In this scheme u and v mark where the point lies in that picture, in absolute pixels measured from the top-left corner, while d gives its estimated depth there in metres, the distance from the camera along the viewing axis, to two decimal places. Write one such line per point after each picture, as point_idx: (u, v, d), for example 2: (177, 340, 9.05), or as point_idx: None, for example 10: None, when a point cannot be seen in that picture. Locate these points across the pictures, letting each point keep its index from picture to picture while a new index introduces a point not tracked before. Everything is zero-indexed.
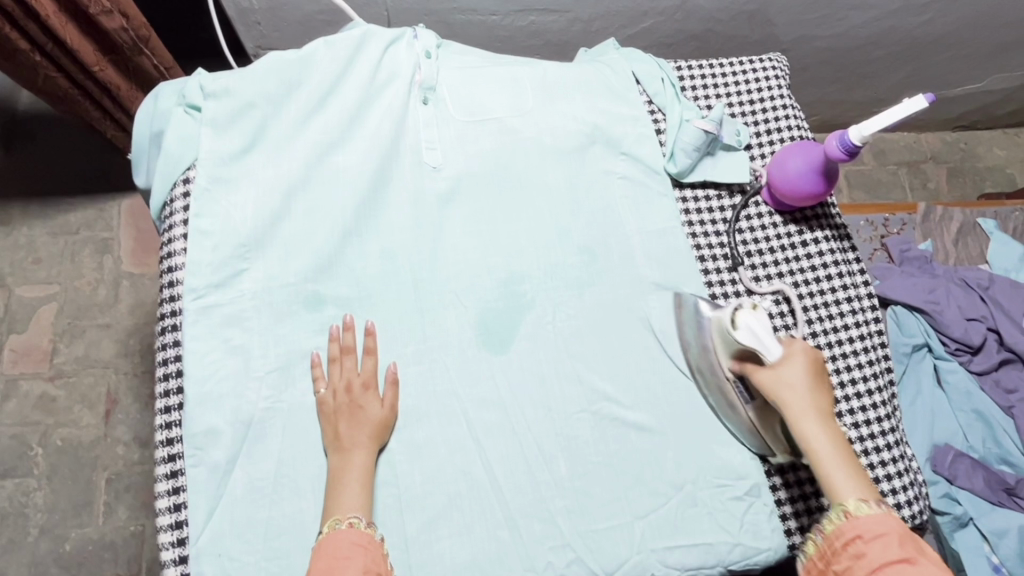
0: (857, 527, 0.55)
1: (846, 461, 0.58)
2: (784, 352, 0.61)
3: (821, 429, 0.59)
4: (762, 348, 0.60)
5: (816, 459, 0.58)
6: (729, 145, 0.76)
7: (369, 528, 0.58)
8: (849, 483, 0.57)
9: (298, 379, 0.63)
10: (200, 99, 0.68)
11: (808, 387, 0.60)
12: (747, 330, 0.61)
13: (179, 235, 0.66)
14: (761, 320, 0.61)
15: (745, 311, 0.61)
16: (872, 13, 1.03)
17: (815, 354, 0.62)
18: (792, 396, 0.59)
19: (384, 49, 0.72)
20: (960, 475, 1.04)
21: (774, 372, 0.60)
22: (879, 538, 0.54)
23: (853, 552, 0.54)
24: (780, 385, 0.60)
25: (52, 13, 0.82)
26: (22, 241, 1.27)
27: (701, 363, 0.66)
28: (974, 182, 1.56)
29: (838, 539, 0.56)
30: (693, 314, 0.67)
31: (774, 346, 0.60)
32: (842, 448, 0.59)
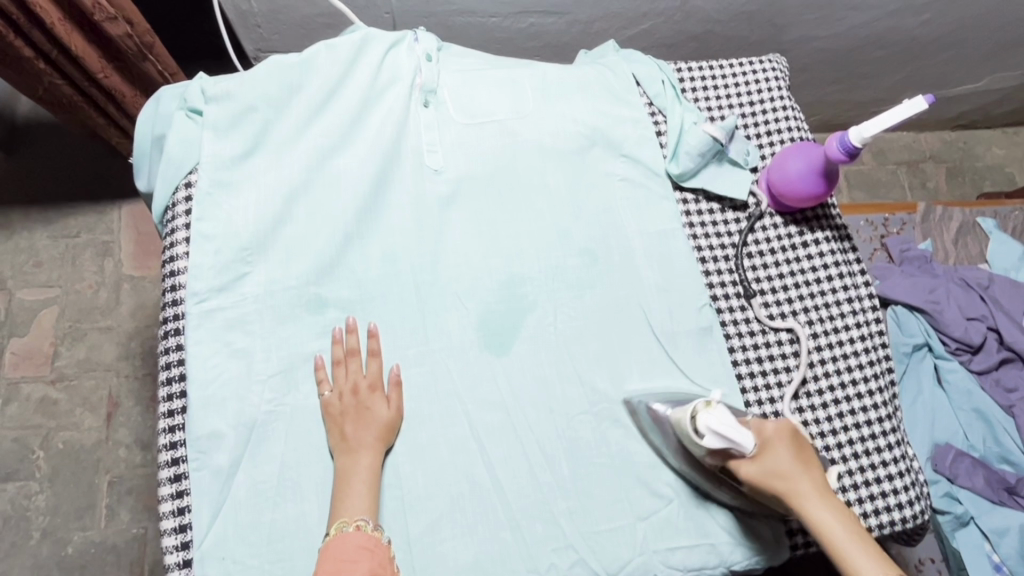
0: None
1: (859, 536, 0.54)
2: (758, 438, 0.59)
3: (824, 508, 0.56)
4: (735, 444, 0.58)
5: (828, 541, 0.55)
6: (735, 160, 0.76)
7: (376, 531, 0.58)
8: (867, 559, 0.52)
9: (301, 381, 0.64)
10: (201, 103, 0.68)
11: (793, 469, 0.58)
12: (711, 431, 0.58)
13: (181, 239, 0.66)
14: (722, 417, 0.58)
15: (702, 411, 0.59)
16: (870, 14, 1.03)
17: (789, 430, 0.60)
18: (784, 478, 0.57)
19: (385, 53, 0.73)
20: (961, 474, 1.04)
21: (759, 463, 0.58)
22: None
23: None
24: (767, 475, 0.58)
25: (57, 20, 0.82)
26: (23, 245, 1.27)
27: (684, 464, 0.63)
28: (973, 181, 1.57)
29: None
30: (653, 421, 0.64)
31: (744, 436, 0.58)
32: (852, 522, 0.55)
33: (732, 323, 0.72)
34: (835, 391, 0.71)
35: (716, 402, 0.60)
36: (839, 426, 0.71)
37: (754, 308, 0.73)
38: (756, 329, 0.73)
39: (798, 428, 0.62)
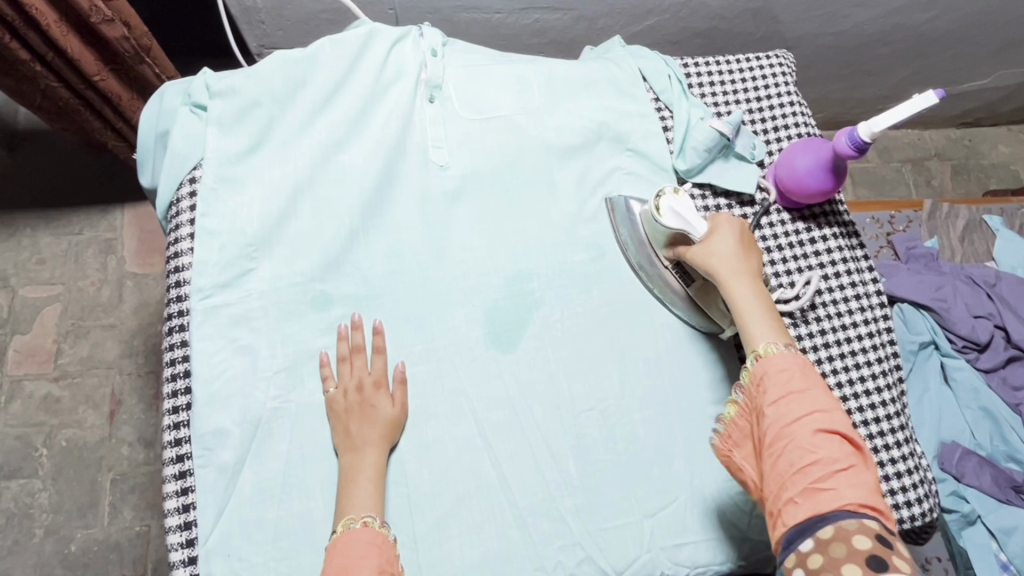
0: (766, 367, 0.56)
1: (769, 313, 0.60)
2: (711, 226, 0.64)
3: (749, 287, 0.61)
4: (686, 226, 0.64)
5: (740, 314, 0.60)
6: (742, 155, 0.75)
7: (383, 528, 0.57)
8: (767, 330, 0.59)
9: (306, 377, 0.63)
10: (205, 98, 0.67)
11: (734, 252, 0.62)
12: (671, 212, 0.64)
13: (186, 235, 0.65)
14: (684, 204, 0.65)
15: (667, 195, 0.65)
16: (877, 11, 1.03)
17: (741, 225, 0.64)
18: (720, 260, 0.62)
19: (390, 48, 0.72)
20: (967, 473, 1.03)
21: (706, 246, 0.63)
22: (783, 374, 0.56)
23: (760, 392, 0.56)
24: (709, 256, 0.62)
25: (53, 22, 0.81)
26: (26, 242, 1.26)
27: (641, 256, 0.69)
28: (978, 179, 1.56)
29: (752, 384, 0.57)
30: (626, 216, 0.70)
31: (699, 224, 0.64)
32: (767, 304, 0.60)
33: None
34: (843, 388, 0.71)
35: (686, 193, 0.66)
36: None
37: None
38: None
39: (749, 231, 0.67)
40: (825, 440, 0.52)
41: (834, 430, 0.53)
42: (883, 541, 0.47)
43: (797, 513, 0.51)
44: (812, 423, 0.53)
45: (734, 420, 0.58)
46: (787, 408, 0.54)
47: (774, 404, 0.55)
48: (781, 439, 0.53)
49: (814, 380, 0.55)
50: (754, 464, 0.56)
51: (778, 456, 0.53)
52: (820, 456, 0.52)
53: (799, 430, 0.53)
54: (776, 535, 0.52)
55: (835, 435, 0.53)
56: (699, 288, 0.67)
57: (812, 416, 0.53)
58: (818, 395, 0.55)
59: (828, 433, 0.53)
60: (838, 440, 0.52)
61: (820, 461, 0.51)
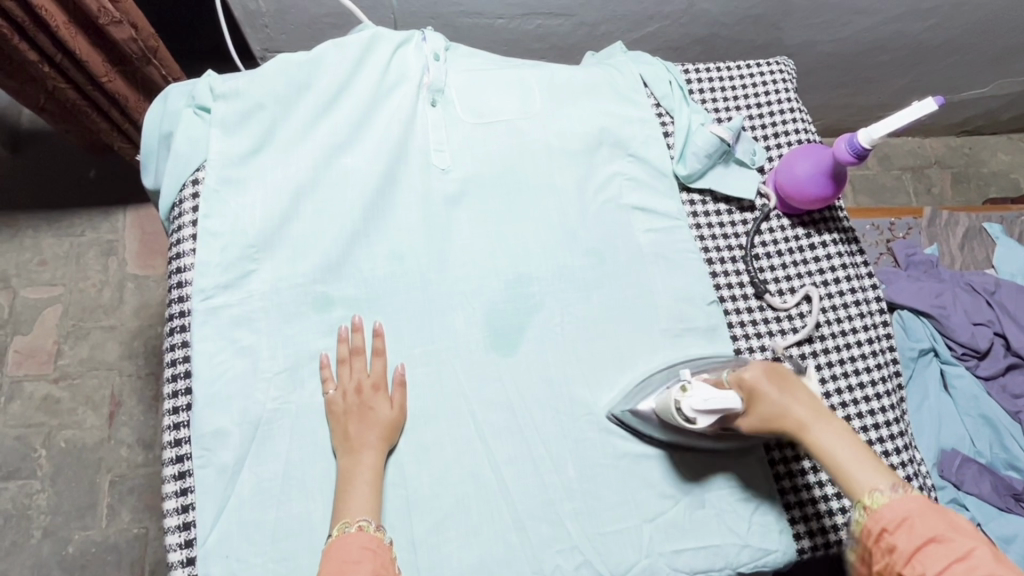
0: (880, 520, 0.49)
1: (856, 453, 0.53)
2: (743, 391, 0.58)
3: (820, 434, 0.54)
4: (723, 412, 0.58)
5: (835, 466, 0.53)
6: (742, 161, 0.76)
7: (379, 532, 0.57)
8: (866, 477, 0.51)
9: (307, 379, 0.63)
10: (209, 100, 0.68)
11: (784, 406, 0.56)
12: (698, 410, 0.58)
13: (188, 236, 0.66)
14: (702, 393, 0.58)
15: (682, 397, 0.59)
16: (877, 18, 1.03)
17: (772, 368, 0.58)
18: (782, 416, 0.56)
19: (393, 52, 0.73)
20: (967, 480, 1.03)
21: (754, 415, 0.57)
22: (902, 524, 0.48)
23: (884, 550, 0.48)
24: (765, 423, 0.57)
25: (62, 24, 0.82)
26: (27, 243, 1.27)
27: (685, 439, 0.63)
28: (978, 187, 1.56)
29: (868, 539, 0.49)
30: (640, 420, 0.64)
31: (728, 400, 0.57)
32: (855, 438, 0.54)
33: (739, 325, 0.72)
34: (843, 395, 0.71)
35: (688, 385, 0.59)
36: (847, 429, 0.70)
37: (761, 311, 0.73)
38: (762, 332, 0.72)
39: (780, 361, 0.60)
40: None
41: None
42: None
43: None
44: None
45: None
46: (921, 564, 0.46)
47: (904, 561, 0.46)
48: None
49: (943, 522, 0.47)
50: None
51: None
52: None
53: None
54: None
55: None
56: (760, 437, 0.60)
57: (951, 569, 0.44)
58: (955, 539, 0.46)
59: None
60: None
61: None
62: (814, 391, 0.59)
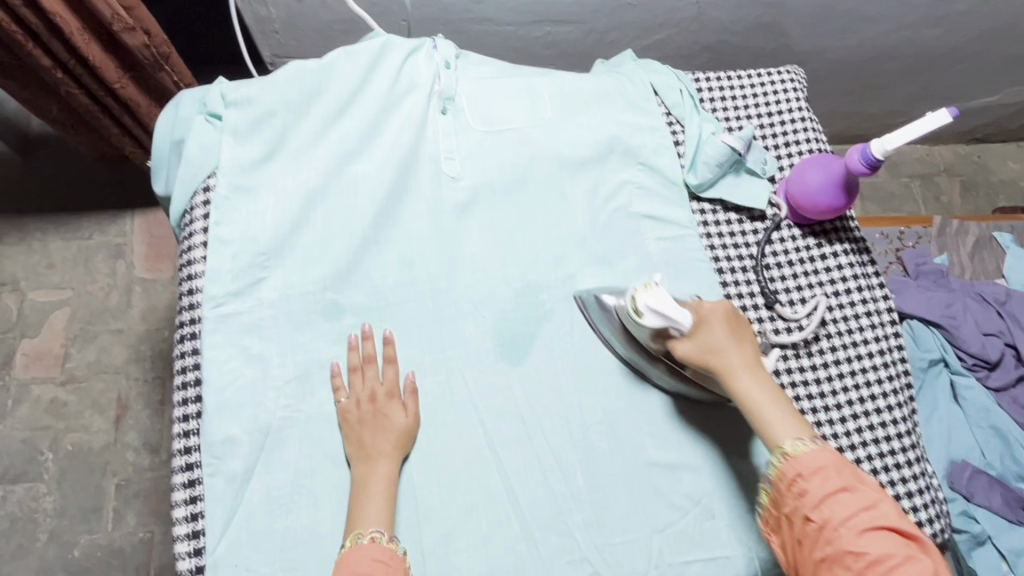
0: (796, 466, 0.55)
1: (779, 403, 0.58)
2: (697, 318, 0.61)
3: (752, 378, 0.59)
4: (671, 322, 0.60)
5: (751, 409, 0.58)
6: (753, 170, 0.76)
7: (391, 543, 0.57)
8: (784, 424, 0.57)
9: (317, 388, 0.63)
10: (221, 107, 0.68)
11: (729, 343, 0.60)
12: (651, 311, 0.60)
13: (199, 243, 0.65)
14: (660, 297, 0.60)
15: (641, 292, 0.61)
16: (887, 26, 1.03)
17: (728, 308, 0.61)
18: (721, 352, 0.59)
19: (404, 59, 0.73)
20: (978, 492, 1.02)
21: (697, 342, 0.60)
22: (818, 472, 0.54)
23: (796, 492, 0.54)
24: (704, 352, 0.60)
25: (76, 30, 0.82)
26: (36, 246, 1.27)
27: (629, 349, 0.66)
28: (987, 195, 1.56)
29: (782, 482, 0.55)
30: (598, 308, 0.68)
31: (682, 315, 0.60)
32: (777, 394, 0.59)
33: None
34: (854, 406, 0.70)
35: (654, 284, 0.61)
36: (858, 441, 0.69)
37: (772, 319, 0.73)
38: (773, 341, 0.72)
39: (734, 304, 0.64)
40: (873, 537, 0.51)
41: (881, 526, 0.51)
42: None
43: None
44: (858, 520, 0.52)
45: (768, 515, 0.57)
46: (830, 509, 0.53)
47: (814, 505, 0.53)
48: (829, 542, 0.52)
49: (849, 473, 0.54)
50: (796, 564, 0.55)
51: (829, 560, 0.52)
52: (871, 554, 0.50)
53: (846, 531, 0.52)
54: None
55: (883, 530, 0.51)
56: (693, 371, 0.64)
57: (857, 516, 0.52)
58: (859, 489, 0.53)
59: (876, 528, 0.51)
60: (887, 535, 0.51)
61: (872, 560, 0.50)
62: (753, 340, 0.62)
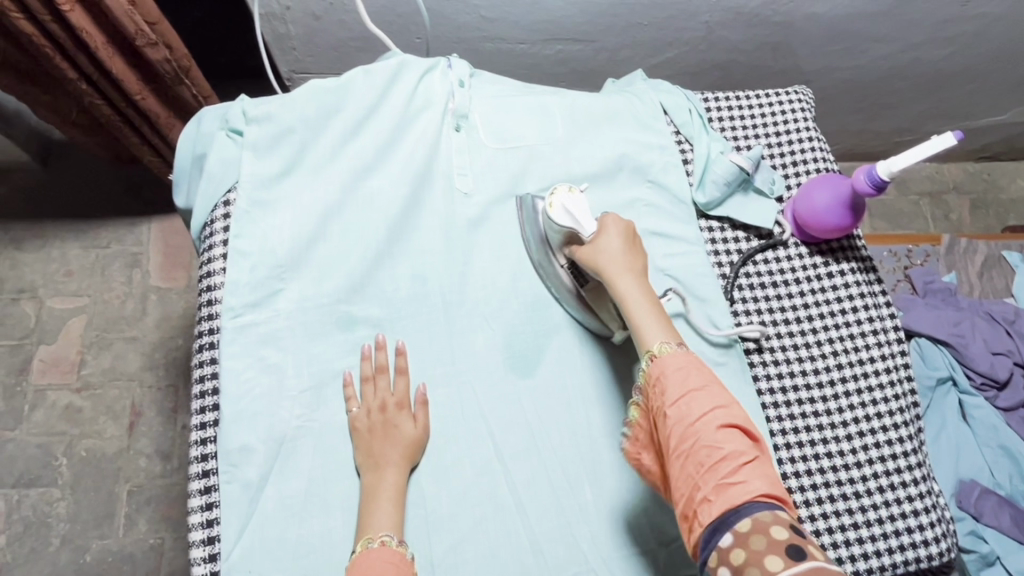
0: (661, 365, 0.56)
1: (655, 310, 0.60)
2: (599, 227, 0.65)
3: (635, 283, 0.61)
4: (574, 227, 0.65)
5: (628, 310, 0.60)
6: (761, 189, 0.77)
7: (401, 547, 0.58)
8: (655, 328, 0.58)
9: (330, 398, 0.65)
10: (242, 123, 0.70)
11: (619, 250, 0.63)
12: (563, 209, 0.65)
13: (219, 255, 0.67)
14: (576, 201, 0.66)
15: (562, 191, 0.66)
16: (894, 47, 1.05)
17: (628, 226, 0.65)
18: (610, 258, 0.63)
19: (419, 78, 0.75)
20: (987, 512, 1.02)
21: (594, 247, 0.64)
22: (679, 371, 0.55)
23: (659, 392, 0.55)
24: (596, 255, 0.63)
25: (100, 44, 0.85)
26: (55, 254, 1.29)
27: (540, 256, 0.70)
28: (997, 214, 1.56)
29: (648, 384, 0.56)
30: (533, 212, 0.70)
31: (589, 222, 0.65)
32: (655, 301, 0.61)
33: (756, 351, 0.73)
34: (860, 423, 0.71)
35: (579, 191, 0.67)
36: (864, 459, 0.70)
37: (779, 336, 0.74)
38: (780, 359, 0.73)
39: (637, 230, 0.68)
40: (727, 433, 0.51)
41: (736, 424, 0.52)
42: (796, 530, 0.46)
43: (710, 510, 0.49)
44: (713, 418, 0.52)
45: (640, 426, 0.58)
46: (687, 407, 0.53)
47: (673, 403, 0.53)
48: (685, 439, 0.52)
49: (707, 375, 0.55)
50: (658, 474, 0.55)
51: (684, 458, 0.51)
52: (725, 451, 0.50)
53: (702, 427, 0.52)
54: (692, 539, 0.50)
55: (736, 428, 0.52)
56: (592, 288, 0.67)
57: (712, 412, 0.52)
58: (716, 389, 0.54)
59: (730, 427, 0.52)
60: (739, 434, 0.52)
61: (726, 456, 0.50)
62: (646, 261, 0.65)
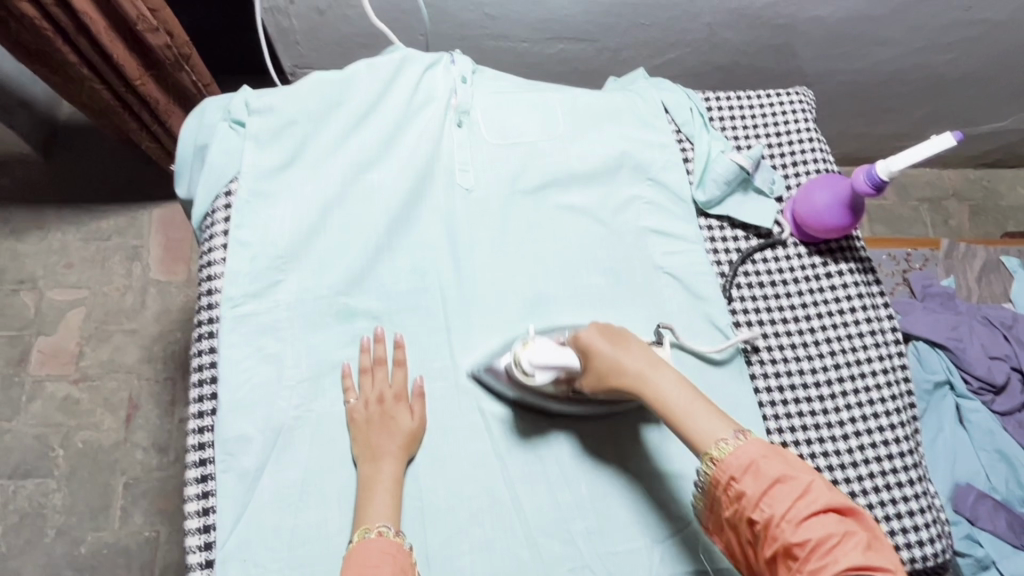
0: (727, 470, 0.53)
1: (699, 400, 0.58)
2: (581, 351, 0.62)
3: (662, 379, 0.59)
4: (560, 369, 0.62)
5: (675, 413, 0.57)
6: (761, 189, 0.77)
7: (398, 537, 0.58)
8: (707, 424, 0.56)
9: (328, 389, 0.65)
10: (244, 115, 0.70)
11: (621, 359, 0.60)
12: (537, 368, 0.62)
13: (219, 245, 0.67)
14: (540, 351, 0.62)
15: (522, 353, 0.63)
16: (896, 50, 1.05)
17: (603, 329, 0.63)
18: (620, 371, 0.60)
19: (422, 73, 0.75)
20: (982, 516, 1.02)
21: (594, 373, 0.61)
22: (749, 470, 0.53)
23: (734, 496, 0.53)
24: (605, 376, 0.61)
25: (102, 28, 0.85)
26: (55, 245, 1.29)
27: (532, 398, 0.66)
28: (996, 221, 1.56)
29: (720, 489, 0.54)
30: (494, 375, 0.66)
31: (568, 357, 0.62)
32: (690, 386, 0.59)
33: (754, 350, 0.73)
34: (857, 423, 0.71)
35: (530, 339, 0.64)
36: (860, 459, 0.70)
37: (776, 336, 0.74)
38: (777, 358, 0.73)
39: (611, 322, 0.66)
40: (812, 523, 0.49)
41: (819, 510, 0.50)
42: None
43: None
44: (795, 511, 0.50)
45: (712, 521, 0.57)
46: (768, 506, 0.51)
47: (753, 504, 0.52)
48: (774, 538, 0.50)
49: (783, 461, 0.53)
50: (755, 567, 0.54)
51: (778, 557, 0.50)
52: (813, 540, 0.49)
53: (787, 525, 0.50)
54: None
55: (820, 513, 0.50)
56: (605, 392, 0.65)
57: (794, 505, 0.50)
58: (792, 476, 0.52)
59: (815, 513, 0.50)
60: (824, 517, 0.50)
61: (815, 545, 0.49)
62: (647, 346, 0.63)
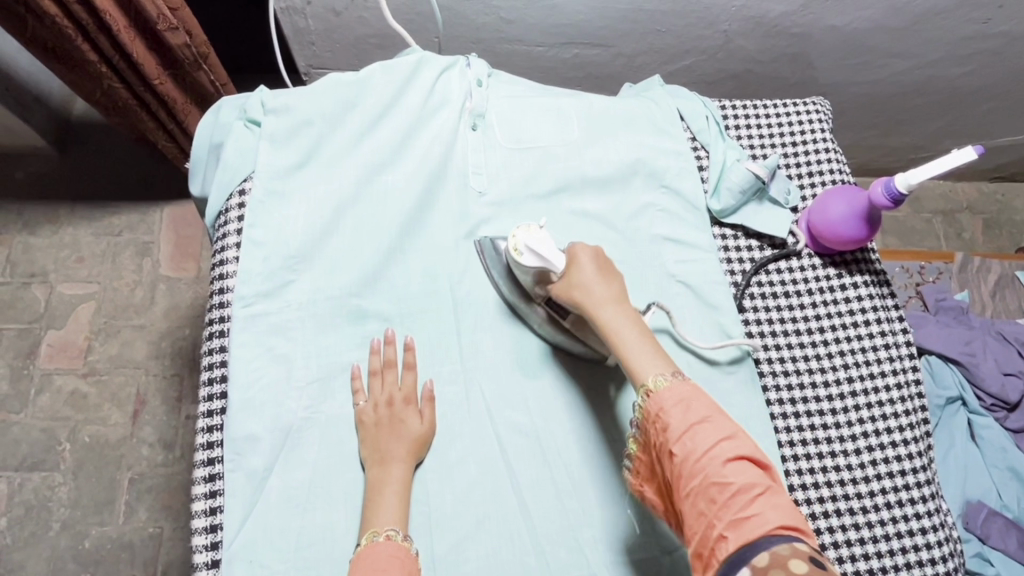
0: (658, 401, 0.53)
1: (644, 338, 0.57)
2: (569, 258, 0.63)
3: (617, 311, 0.59)
4: (544, 264, 0.63)
5: (616, 341, 0.57)
6: (776, 199, 0.77)
7: (406, 542, 0.57)
8: (646, 359, 0.56)
9: (339, 390, 0.64)
10: (259, 115, 0.70)
11: (595, 277, 0.60)
12: (529, 250, 0.64)
13: (232, 244, 0.67)
14: (537, 237, 0.64)
15: (522, 233, 0.65)
16: (913, 62, 1.04)
17: (598, 251, 0.63)
18: (584, 289, 0.60)
19: (438, 76, 0.75)
20: (993, 534, 1.01)
21: (567, 281, 0.62)
22: (680, 403, 0.52)
23: (661, 428, 0.53)
24: (573, 288, 0.61)
25: (123, 27, 0.86)
26: (67, 240, 1.30)
27: (515, 294, 0.68)
28: (1011, 234, 1.55)
29: (648, 420, 0.54)
30: (494, 255, 0.69)
31: (558, 259, 0.63)
32: (642, 325, 0.58)
33: (766, 361, 0.72)
34: (869, 437, 0.70)
35: (538, 227, 0.65)
36: (873, 474, 0.69)
37: (789, 347, 0.73)
38: (790, 370, 0.72)
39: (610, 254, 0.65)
40: (736, 467, 0.49)
41: (743, 456, 0.50)
42: (815, 564, 0.43)
43: (726, 548, 0.47)
44: (719, 452, 0.50)
45: (640, 460, 0.57)
46: (691, 442, 0.51)
47: (677, 440, 0.51)
48: (693, 476, 0.50)
49: (713, 404, 0.53)
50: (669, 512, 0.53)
51: (694, 496, 0.49)
52: (735, 484, 0.48)
53: (709, 462, 0.49)
54: None
55: (744, 459, 0.50)
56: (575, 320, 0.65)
57: (719, 445, 0.50)
58: (720, 420, 0.52)
59: (739, 459, 0.50)
60: (749, 465, 0.49)
61: (737, 490, 0.48)
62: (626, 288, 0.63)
